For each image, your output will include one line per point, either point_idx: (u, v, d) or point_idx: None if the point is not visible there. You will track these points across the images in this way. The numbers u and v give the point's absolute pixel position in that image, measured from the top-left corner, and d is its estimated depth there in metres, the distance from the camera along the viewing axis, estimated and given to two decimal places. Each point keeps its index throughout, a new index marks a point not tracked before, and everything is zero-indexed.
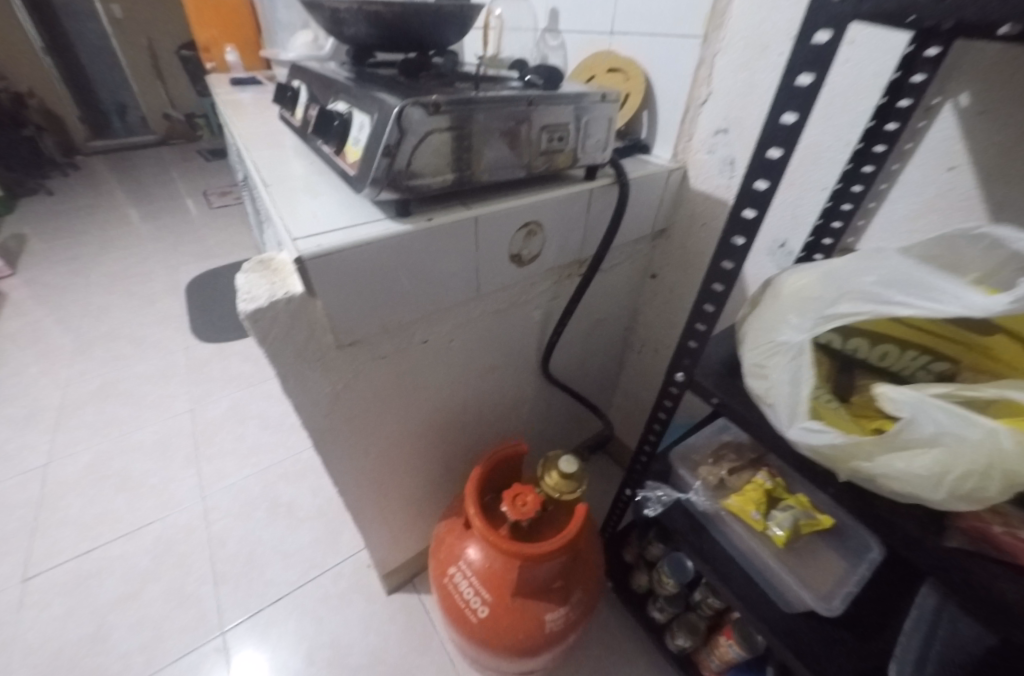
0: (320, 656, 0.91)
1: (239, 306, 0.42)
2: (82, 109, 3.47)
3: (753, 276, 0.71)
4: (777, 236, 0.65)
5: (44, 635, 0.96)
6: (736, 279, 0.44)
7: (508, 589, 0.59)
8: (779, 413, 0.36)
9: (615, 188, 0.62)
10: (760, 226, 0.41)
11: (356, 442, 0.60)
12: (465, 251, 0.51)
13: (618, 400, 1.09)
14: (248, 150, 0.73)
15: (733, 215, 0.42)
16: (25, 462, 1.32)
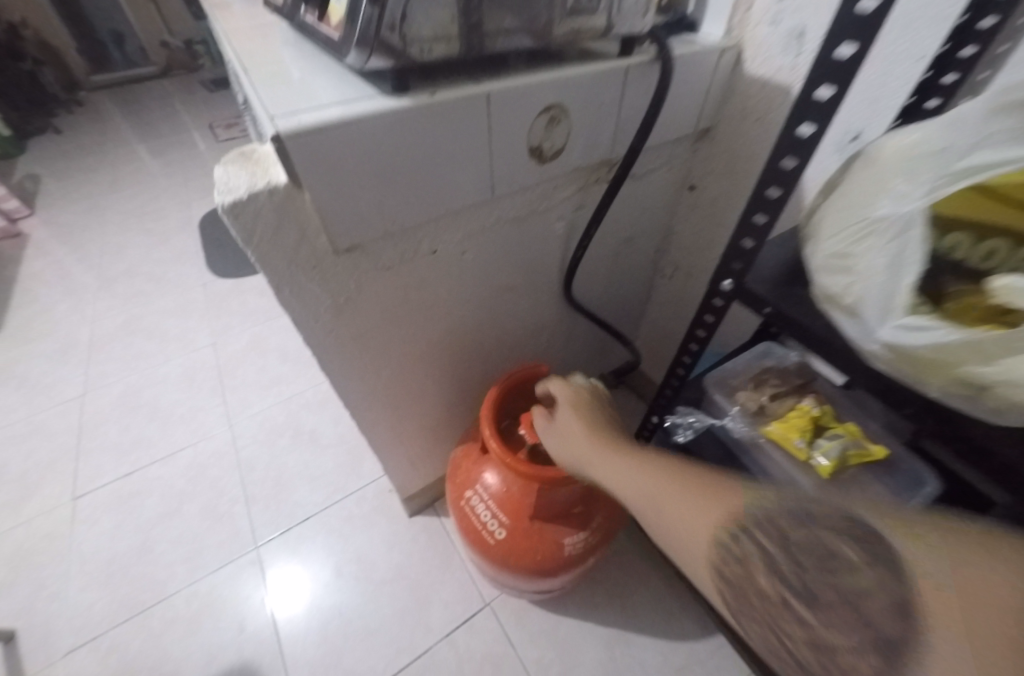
0: (348, 570, 0.96)
1: (216, 198, 0.37)
2: (79, 38, 3.29)
3: (814, 180, 0.61)
4: (851, 125, 0.55)
5: (97, 546, 1.04)
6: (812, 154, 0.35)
7: (527, 512, 0.57)
8: (863, 313, 0.29)
9: (655, 67, 0.51)
10: (858, 70, 0.30)
11: (364, 362, 0.57)
12: (477, 139, 0.44)
13: (645, 330, 1.03)
14: (231, 41, 0.64)
15: (821, 59, 0.31)
16: (64, 392, 1.38)
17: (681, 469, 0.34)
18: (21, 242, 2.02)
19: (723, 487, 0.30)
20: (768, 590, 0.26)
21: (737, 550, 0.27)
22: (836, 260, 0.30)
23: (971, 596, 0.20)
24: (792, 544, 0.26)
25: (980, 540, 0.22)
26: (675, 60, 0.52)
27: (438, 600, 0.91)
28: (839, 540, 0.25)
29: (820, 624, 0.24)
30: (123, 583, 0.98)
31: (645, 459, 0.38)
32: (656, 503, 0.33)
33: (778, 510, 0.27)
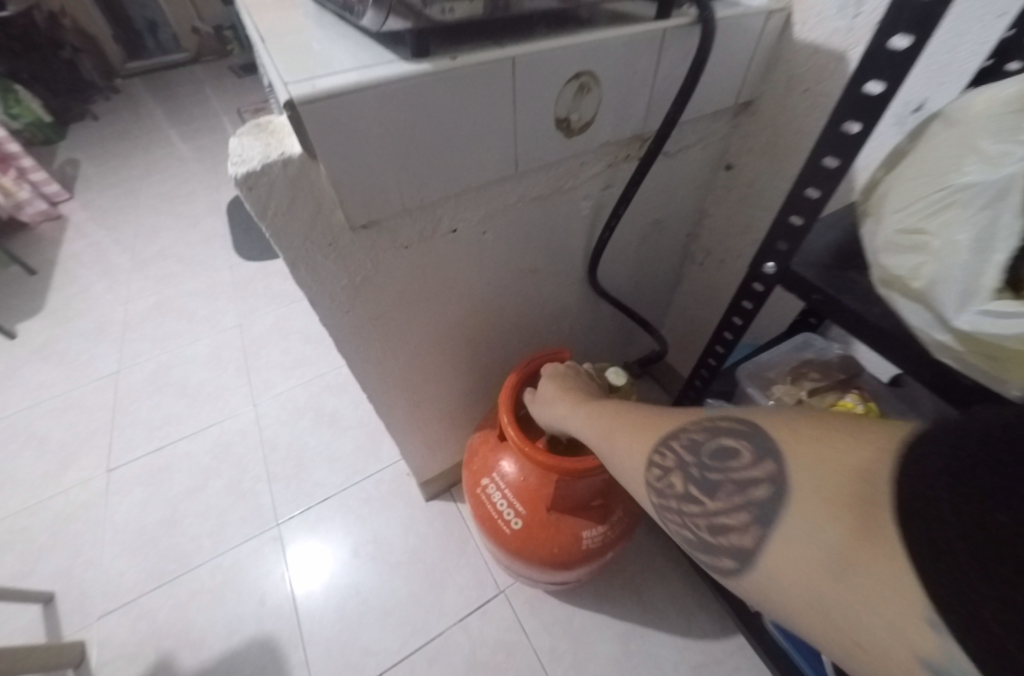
0: (365, 551, 0.97)
1: (229, 168, 0.35)
2: (115, 25, 3.37)
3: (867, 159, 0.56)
4: (911, 96, 0.49)
5: (129, 516, 1.08)
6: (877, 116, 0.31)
7: (544, 503, 0.55)
8: (936, 298, 0.25)
9: (695, 30, 0.47)
10: (943, 13, 0.26)
11: (381, 344, 0.56)
12: (501, 109, 0.41)
13: (672, 319, 0.99)
14: (253, 12, 0.63)
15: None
16: (100, 369, 1.43)
17: (637, 411, 0.40)
18: (62, 223, 2.10)
19: (662, 421, 0.36)
20: (681, 489, 0.32)
21: (662, 464, 0.34)
22: (905, 238, 0.27)
23: (817, 463, 0.25)
24: (698, 450, 0.32)
25: (838, 421, 0.26)
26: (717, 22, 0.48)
27: (452, 585, 0.91)
28: (733, 440, 0.30)
29: (715, 507, 0.30)
30: (152, 552, 1.02)
31: (609, 406, 0.44)
32: (612, 442, 0.39)
33: (692, 427, 0.33)
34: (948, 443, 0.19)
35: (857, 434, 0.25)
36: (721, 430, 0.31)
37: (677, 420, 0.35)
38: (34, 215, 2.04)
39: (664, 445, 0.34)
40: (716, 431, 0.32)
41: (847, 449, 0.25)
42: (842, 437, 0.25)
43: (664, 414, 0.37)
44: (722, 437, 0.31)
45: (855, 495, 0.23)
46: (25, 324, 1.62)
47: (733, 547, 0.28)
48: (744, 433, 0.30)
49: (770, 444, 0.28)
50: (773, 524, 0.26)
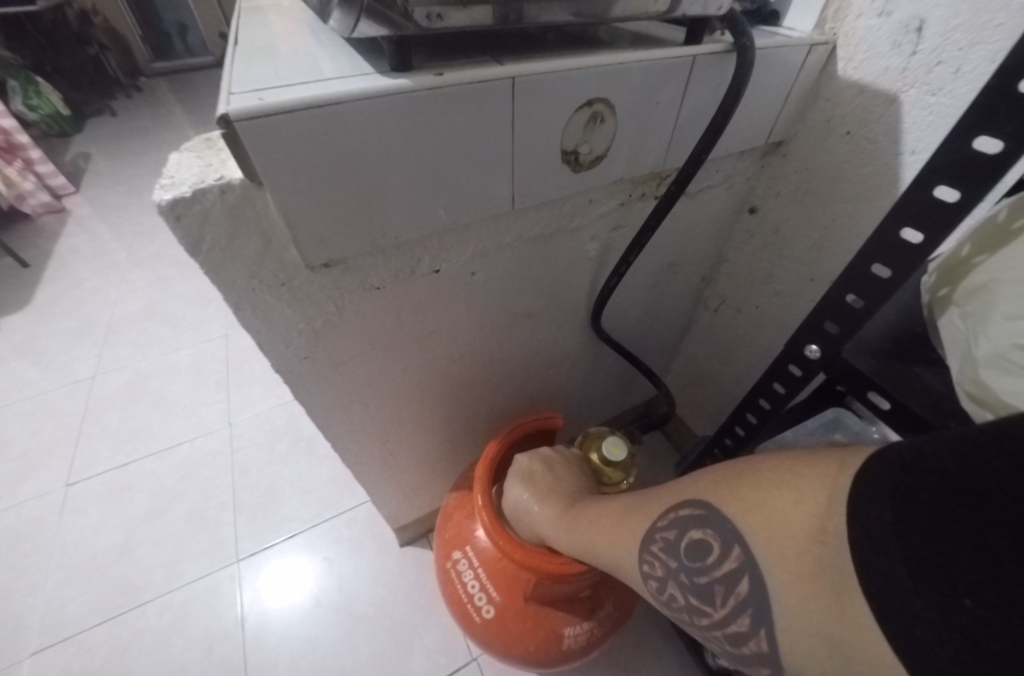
0: (328, 599, 0.88)
1: (153, 192, 0.28)
2: (144, 26, 3.41)
3: None
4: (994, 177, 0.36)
5: (81, 540, 1.00)
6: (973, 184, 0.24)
7: (522, 592, 0.47)
8: None
9: (730, 59, 0.41)
10: None
11: (350, 390, 0.48)
12: (497, 135, 0.34)
13: (680, 366, 0.91)
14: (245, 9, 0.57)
15: None
16: (75, 373, 1.36)
17: (612, 504, 0.38)
18: (62, 217, 2.06)
19: (636, 514, 0.34)
20: (683, 601, 0.29)
21: (654, 573, 0.31)
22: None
23: (771, 535, 0.24)
24: (677, 552, 0.30)
25: (769, 478, 0.26)
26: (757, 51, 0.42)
27: (420, 648, 0.82)
28: (699, 534, 0.28)
29: (720, 614, 0.27)
30: (99, 582, 0.93)
31: (586, 501, 0.42)
32: (593, 540, 0.37)
33: (663, 524, 0.31)
34: (889, 498, 0.19)
35: (791, 491, 0.24)
36: (686, 522, 0.29)
37: (647, 511, 0.33)
38: (35, 207, 2.01)
39: (646, 550, 0.32)
40: (684, 526, 0.30)
41: (788, 509, 0.24)
42: (779, 494, 0.25)
43: (636, 503, 0.35)
44: (691, 533, 0.29)
45: (813, 560, 0.22)
46: (7, 318, 1.56)
47: (757, 654, 0.25)
48: (704, 520, 0.28)
49: (728, 525, 0.27)
50: (770, 614, 0.24)
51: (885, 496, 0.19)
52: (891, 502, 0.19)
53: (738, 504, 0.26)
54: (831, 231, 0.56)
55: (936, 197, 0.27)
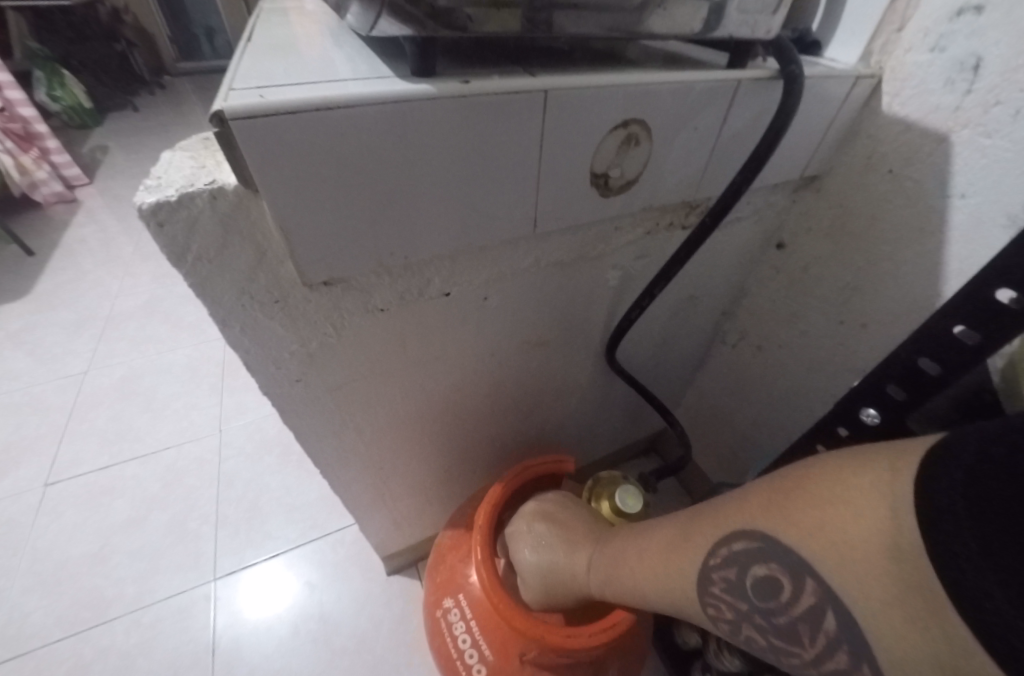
0: (307, 627, 0.83)
1: (134, 193, 0.25)
2: (173, 27, 3.47)
3: None
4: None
5: (53, 544, 0.95)
6: None
7: (517, 654, 0.43)
8: None
9: (774, 87, 0.38)
10: None
11: (345, 415, 0.45)
12: (524, 152, 0.31)
13: (692, 401, 0.88)
14: None
15: None
16: (67, 367, 1.33)
17: (648, 534, 0.36)
18: (73, 208, 2.05)
19: (680, 547, 0.31)
20: (765, 640, 0.26)
21: (723, 615, 0.28)
22: None
23: (844, 561, 0.22)
24: (741, 591, 0.27)
25: (822, 497, 0.23)
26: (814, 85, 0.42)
27: None
28: (764, 569, 0.25)
29: (810, 652, 0.24)
30: (68, 592, 0.88)
31: (620, 532, 0.39)
32: (637, 579, 0.34)
33: (717, 561, 0.28)
34: (959, 494, 0.18)
35: (850, 510, 0.22)
36: (742, 557, 0.27)
37: (693, 544, 0.30)
38: (46, 196, 1.99)
39: (704, 591, 0.29)
40: (742, 562, 0.27)
41: (855, 529, 0.22)
42: (839, 514, 0.22)
43: (676, 533, 0.32)
44: (752, 570, 0.26)
45: (895, 580, 0.20)
46: (5, 307, 1.53)
47: None
48: (763, 550, 0.26)
49: (792, 556, 0.24)
50: (867, 648, 0.21)
51: (956, 487, 0.18)
52: (960, 491, 0.18)
53: (795, 530, 0.24)
54: (865, 274, 0.53)
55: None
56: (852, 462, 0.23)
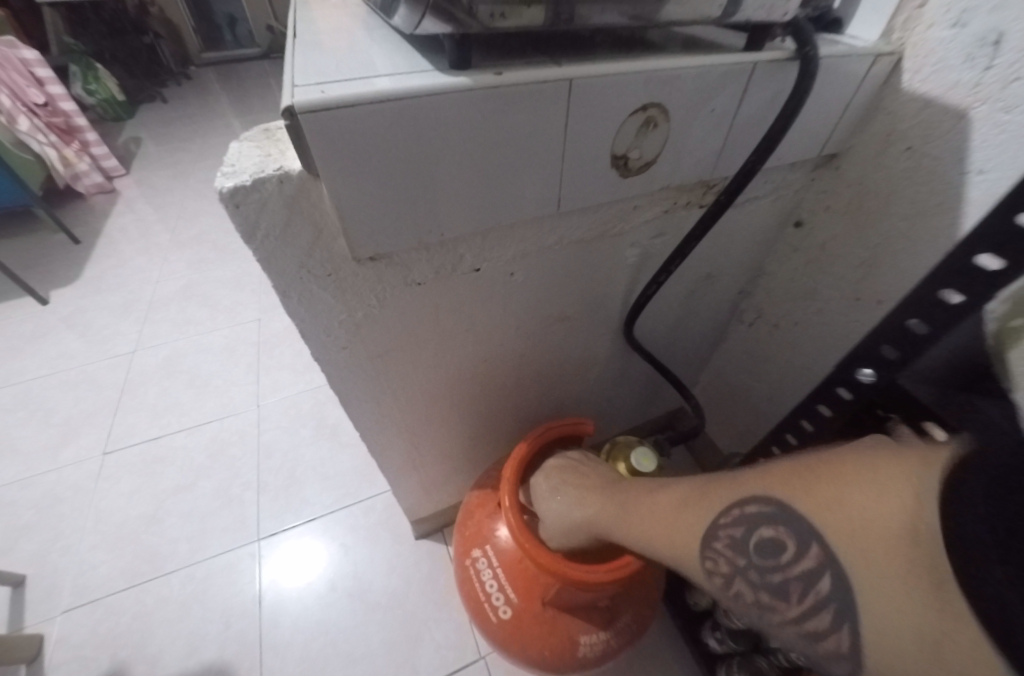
0: (343, 584, 0.90)
1: (214, 178, 0.29)
2: (198, 17, 3.54)
3: None
4: None
5: (113, 506, 1.05)
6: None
7: (540, 595, 0.47)
8: None
9: (790, 68, 0.40)
10: None
11: (382, 382, 0.49)
12: (550, 137, 0.34)
13: (709, 379, 0.90)
14: None
15: None
16: (116, 347, 1.43)
17: (657, 496, 0.36)
18: (112, 197, 2.15)
19: (691, 509, 0.32)
20: (752, 599, 0.28)
21: (718, 572, 0.29)
22: None
23: (856, 535, 0.23)
24: (744, 549, 0.28)
25: (847, 477, 0.25)
26: (831, 65, 0.43)
27: (429, 641, 0.83)
28: (772, 531, 0.27)
29: (796, 611, 0.26)
30: (129, 548, 0.97)
31: (626, 493, 0.40)
32: (645, 536, 0.35)
33: (726, 521, 0.29)
34: (982, 493, 0.20)
35: (871, 493, 0.23)
36: (753, 520, 0.28)
37: (703, 506, 0.31)
38: (88, 186, 2.10)
39: (706, 546, 0.30)
40: (752, 524, 0.28)
41: (871, 509, 0.23)
42: (859, 493, 0.24)
43: (687, 497, 0.33)
44: (760, 531, 0.28)
45: (903, 558, 0.21)
46: (58, 291, 1.64)
47: (836, 651, 0.24)
48: (776, 517, 0.27)
49: (805, 525, 0.25)
50: (854, 611, 0.23)
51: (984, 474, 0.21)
52: (988, 480, 0.20)
53: (814, 504, 0.25)
54: (881, 251, 0.54)
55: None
56: (881, 448, 0.24)
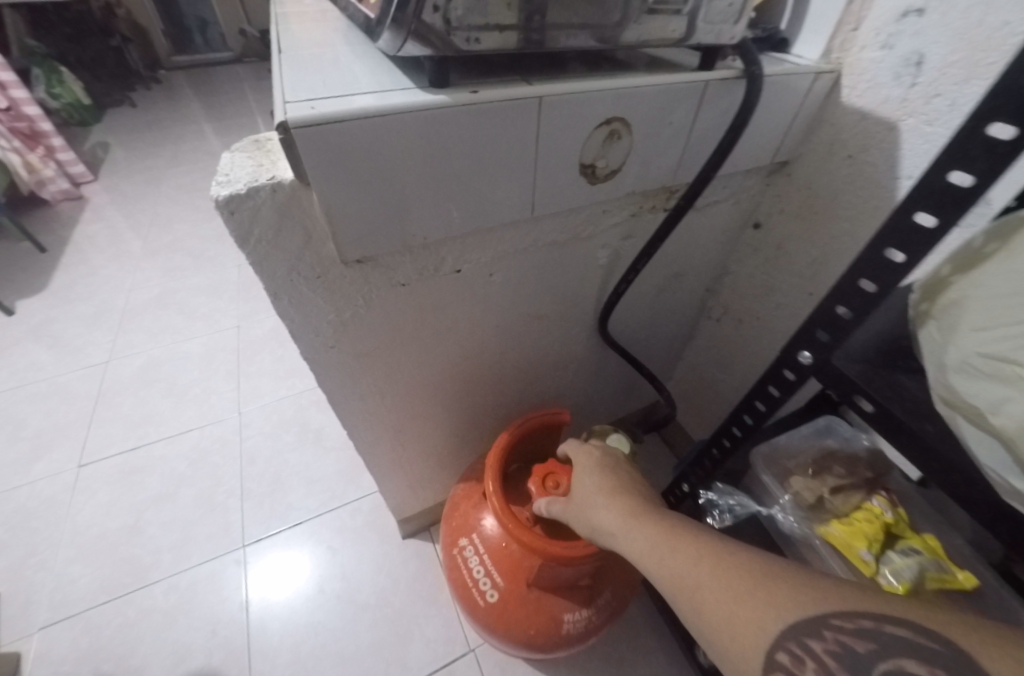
0: (331, 586, 0.90)
1: (211, 187, 0.31)
2: (167, 20, 3.47)
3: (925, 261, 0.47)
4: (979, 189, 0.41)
5: (91, 519, 1.03)
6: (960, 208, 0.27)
7: (524, 577, 0.50)
8: None
9: (740, 85, 0.44)
10: None
11: (369, 380, 0.51)
12: (522, 149, 0.37)
13: (682, 374, 0.94)
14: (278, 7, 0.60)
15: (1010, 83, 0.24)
16: (90, 357, 1.40)
17: (731, 547, 0.29)
18: (80, 204, 2.10)
19: (783, 585, 0.26)
20: None
21: (795, 673, 0.23)
22: (984, 361, 0.23)
23: None
24: (852, 664, 0.22)
25: None
26: (776, 81, 0.47)
27: (418, 637, 0.84)
28: (918, 669, 0.21)
29: None
30: (109, 560, 0.96)
31: (686, 527, 0.32)
32: (702, 588, 0.27)
33: (839, 622, 0.23)
34: None
35: None
36: (882, 641, 0.22)
37: (809, 592, 0.25)
38: (55, 193, 2.04)
39: (788, 638, 0.24)
40: (875, 641, 0.22)
41: None
42: None
43: (783, 570, 0.27)
44: (894, 660, 0.21)
45: None
46: (25, 301, 1.60)
47: None
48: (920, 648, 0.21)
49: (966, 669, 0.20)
50: None
51: None
52: None
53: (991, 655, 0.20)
54: (830, 250, 0.59)
55: (915, 221, 0.29)
56: None
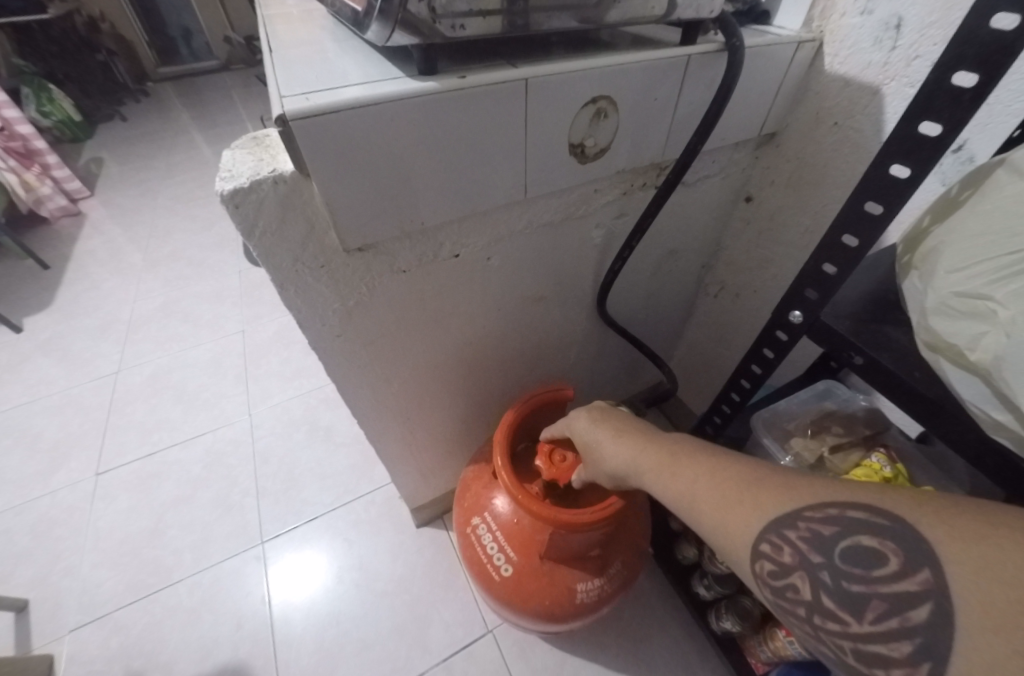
0: (350, 576, 0.93)
1: (216, 183, 0.33)
2: (151, 32, 3.46)
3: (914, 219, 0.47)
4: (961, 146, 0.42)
5: (112, 524, 1.05)
6: (934, 161, 0.28)
7: (537, 550, 0.52)
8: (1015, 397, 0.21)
9: (722, 57, 0.44)
10: (1019, 52, 0.23)
11: (375, 368, 0.52)
12: (512, 130, 0.38)
13: (683, 351, 0.96)
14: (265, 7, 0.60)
15: (973, 35, 0.25)
16: (99, 369, 1.42)
17: (719, 462, 0.30)
18: (79, 220, 2.11)
19: (762, 490, 0.27)
20: (810, 597, 0.25)
21: (776, 558, 0.25)
22: (960, 300, 0.24)
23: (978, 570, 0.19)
24: (824, 548, 0.24)
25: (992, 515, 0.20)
26: (758, 51, 0.48)
27: (438, 621, 0.86)
28: (871, 542, 0.23)
29: (865, 628, 0.22)
30: (132, 563, 0.98)
31: (681, 448, 0.34)
32: (696, 498, 0.30)
33: (811, 513, 0.25)
34: None
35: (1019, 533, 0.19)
36: (848, 524, 0.24)
37: (786, 490, 0.27)
38: (53, 210, 2.06)
39: (769, 531, 0.26)
40: (842, 525, 0.24)
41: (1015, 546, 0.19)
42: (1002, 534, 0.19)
43: (762, 474, 0.28)
44: (854, 537, 0.23)
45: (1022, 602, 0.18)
46: (32, 318, 1.62)
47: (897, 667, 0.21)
48: (880, 526, 0.23)
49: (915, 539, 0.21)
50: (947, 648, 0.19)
51: None
52: None
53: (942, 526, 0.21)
54: (821, 217, 0.60)
55: (892, 175, 0.30)
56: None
